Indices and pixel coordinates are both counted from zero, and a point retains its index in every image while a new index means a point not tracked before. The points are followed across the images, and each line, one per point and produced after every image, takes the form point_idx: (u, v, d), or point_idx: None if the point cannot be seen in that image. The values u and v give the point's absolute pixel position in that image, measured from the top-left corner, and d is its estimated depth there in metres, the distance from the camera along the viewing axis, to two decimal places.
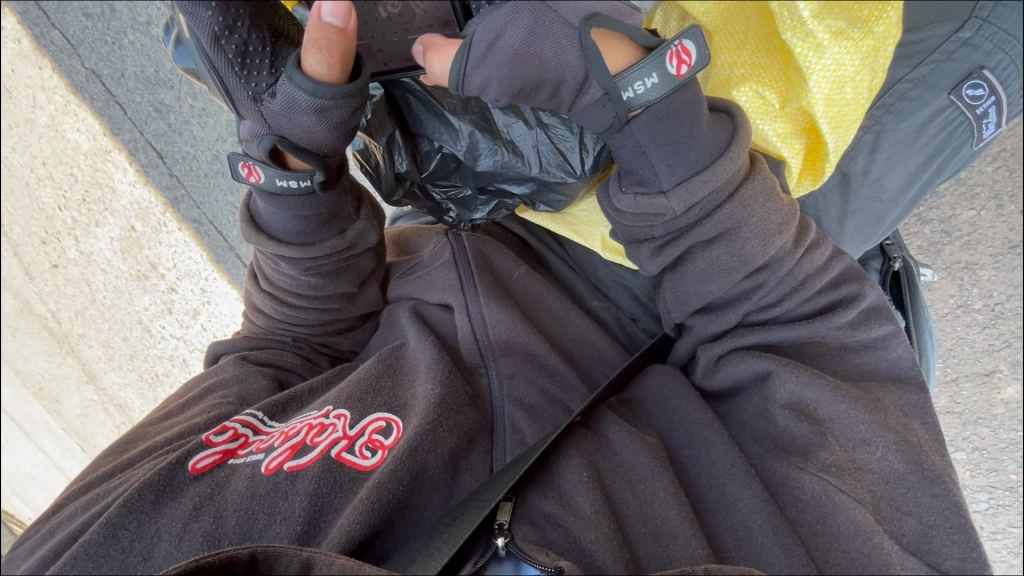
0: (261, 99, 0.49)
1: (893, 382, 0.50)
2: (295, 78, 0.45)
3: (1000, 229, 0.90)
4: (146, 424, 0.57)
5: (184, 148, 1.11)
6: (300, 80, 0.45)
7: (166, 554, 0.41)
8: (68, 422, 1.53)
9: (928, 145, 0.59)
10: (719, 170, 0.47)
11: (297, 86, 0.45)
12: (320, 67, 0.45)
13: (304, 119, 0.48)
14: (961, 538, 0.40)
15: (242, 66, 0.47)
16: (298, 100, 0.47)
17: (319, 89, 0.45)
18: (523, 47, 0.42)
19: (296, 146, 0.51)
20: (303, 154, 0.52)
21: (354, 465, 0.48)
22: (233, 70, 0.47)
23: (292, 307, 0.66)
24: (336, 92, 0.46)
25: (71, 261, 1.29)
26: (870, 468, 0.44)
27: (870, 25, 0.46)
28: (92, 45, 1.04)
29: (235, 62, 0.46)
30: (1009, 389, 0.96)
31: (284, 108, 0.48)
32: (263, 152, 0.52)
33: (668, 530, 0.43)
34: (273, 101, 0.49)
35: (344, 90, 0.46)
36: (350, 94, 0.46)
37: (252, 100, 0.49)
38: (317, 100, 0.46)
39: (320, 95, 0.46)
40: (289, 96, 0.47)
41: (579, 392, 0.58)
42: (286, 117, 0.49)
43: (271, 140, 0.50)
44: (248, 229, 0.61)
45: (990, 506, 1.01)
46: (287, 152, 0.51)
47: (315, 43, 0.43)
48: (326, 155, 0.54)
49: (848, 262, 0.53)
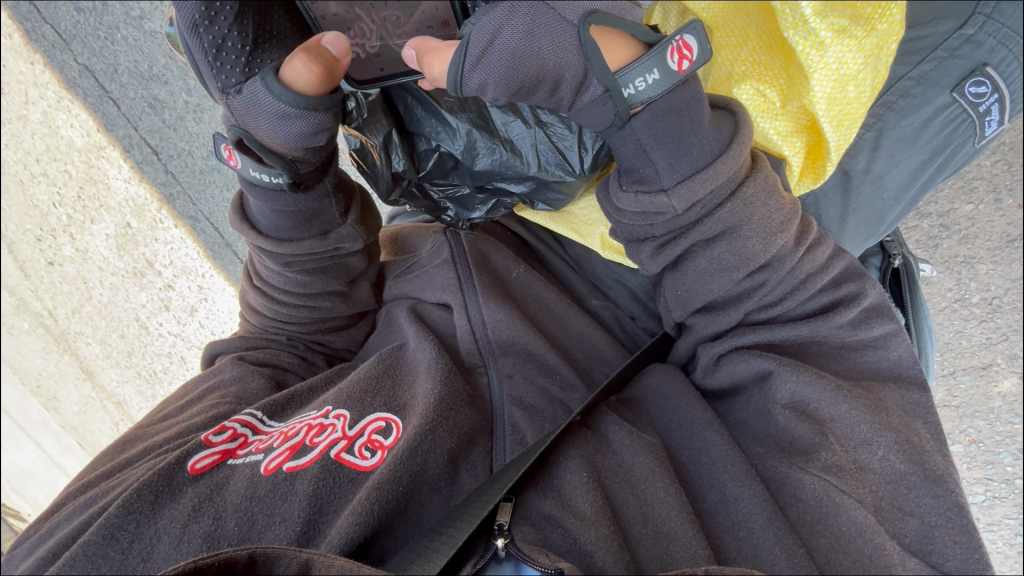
0: (227, 93, 0.48)
1: (893, 381, 0.50)
2: (268, 81, 0.46)
3: (998, 224, 0.90)
4: (144, 424, 0.57)
5: (180, 144, 1.10)
6: (272, 83, 0.46)
7: (166, 555, 0.41)
8: (66, 420, 1.52)
9: (929, 143, 0.59)
10: (721, 168, 0.46)
11: (266, 87, 0.46)
12: (298, 77, 0.46)
13: (267, 124, 0.48)
14: (962, 538, 0.40)
15: (216, 57, 0.46)
16: (263, 103, 0.47)
17: (284, 94, 0.46)
18: (522, 47, 0.42)
19: (260, 144, 0.51)
20: (268, 152, 0.51)
21: (354, 466, 0.48)
22: (205, 59, 0.46)
23: (282, 304, 0.66)
24: (299, 102, 0.46)
25: (67, 258, 1.27)
26: (871, 468, 0.44)
27: (874, 22, 0.45)
28: (84, 40, 1.03)
29: (209, 51, 0.46)
30: (1006, 381, 0.96)
31: (249, 106, 0.48)
32: (230, 141, 0.52)
33: (669, 530, 0.43)
34: (237, 98, 0.48)
35: (310, 103, 0.47)
36: (314, 109, 0.47)
37: (219, 91, 0.48)
38: (280, 104, 0.46)
39: (285, 100, 0.46)
40: (255, 95, 0.47)
41: (579, 392, 0.58)
42: (248, 115, 0.49)
43: (238, 133, 0.50)
44: (234, 217, 0.61)
45: (987, 498, 1.01)
46: (251, 147, 0.51)
47: (308, 53, 0.46)
48: (292, 159, 0.54)
49: (848, 260, 0.53)
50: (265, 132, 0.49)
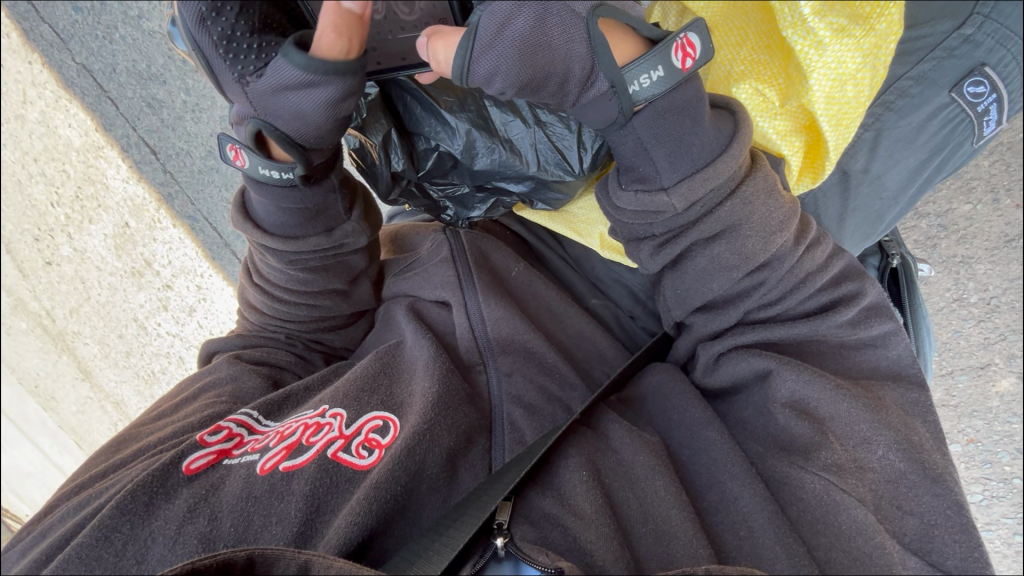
0: (247, 81, 0.48)
1: (893, 380, 0.50)
2: (291, 55, 0.45)
3: (996, 224, 0.90)
4: (139, 424, 0.56)
5: (178, 143, 1.10)
6: (294, 57, 0.45)
7: (160, 557, 0.41)
8: (64, 419, 1.52)
9: (928, 143, 0.59)
10: (721, 167, 0.46)
11: (290, 60, 0.45)
12: (324, 50, 0.45)
13: (293, 99, 0.48)
14: (962, 537, 0.40)
15: (228, 49, 0.46)
16: (287, 77, 0.46)
17: (312, 65, 0.45)
18: (533, 36, 0.41)
19: (282, 134, 0.50)
20: (288, 144, 0.51)
21: (352, 465, 0.48)
22: (218, 53, 0.46)
23: (282, 302, 0.66)
24: (329, 69, 0.45)
25: (65, 258, 1.26)
26: (871, 466, 0.44)
27: (872, 21, 0.45)
28: (82, 39, 1.03)
29: (220, 44, 0.46)
30: (1004, 381, 0.96)
31: (272, 88, 0.47)
32: (249, 136, 0.51)
33: (668, 529, 0.43)
34: (259, 83, 0.47)
35: (340, 70, 0.45)
36: (344, 75, 0.46)
37: (237, 82, 0.48)
38: (308, 75, 0.45)
39: (313, 71, 0.45)
40: (278, 72, 0.46)
41: (579, 390, 0.58)
42: (272, 96, 0.48)
43: (258, 125, 0.49)
44: (237, 215, 0.61)
45: (985, 497, 1.02)
46: (273, 139, 0.50)
47: (333, 24, 0.44)
48: (309, 148, 0.53)
49: (848, 260, 0.53)
50: (293, 109, 0.48)
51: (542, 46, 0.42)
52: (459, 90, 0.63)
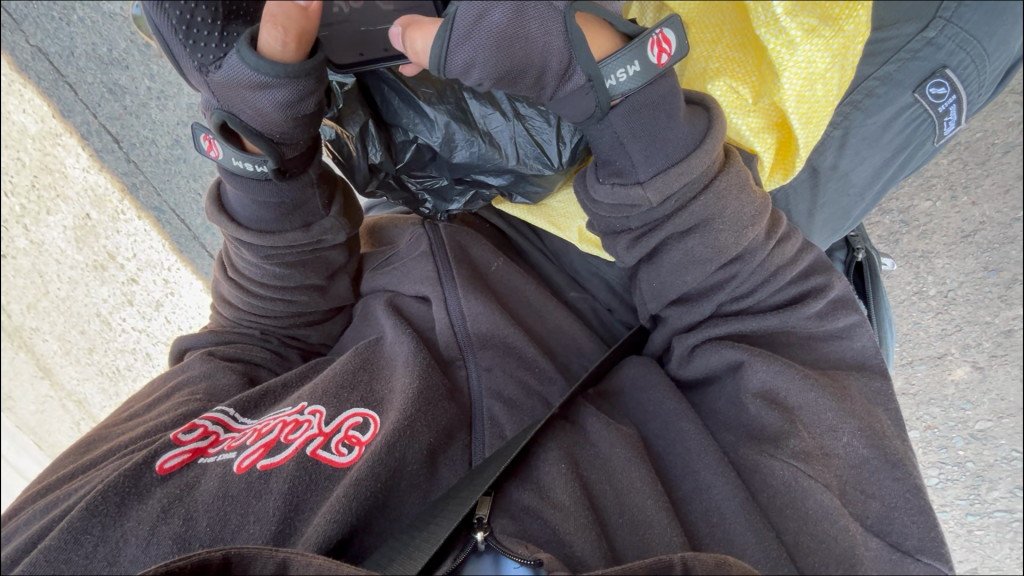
0: (206, 70, 0.47)
1: (857, 369, 0.52)
2: (243, 52, 0.45)
3: (954, 219, 0.94)
4: (110, 424, 0.55)
5: (143, 132, 1.06)
6: (246, 55, 0.44)
7: (133, 558, 0.40)
8: (23, 419, 1.46)
9: (892, 141, 0.61)
10: (694, 162, 0.47)
11: (243, 60, 0.45)
12: (273, 46, 0.45)
13: (251, 96, 0.47)
14: (920, 518, 0.43)
15: (187, 35, 0.45)
16: (242, 75, 0.46)
17: (262, 66, 0.44)
18: (512, 29, 0.41)
19: (248, 126, 0.49)
20: (257, 136, 0.50)
21: (331, 462, 0.47)
22: (177, 37, 0.45)
23: (257, 297, 0.64)
24: (279, 71, 0.45)
25: (21, 250, 1.23)
26: (836, 453, 0.46)
27: (841, 22, 0.47)
28: (37, 21, 0.99)
29: (179, 29, 0.44)
30: (959, 369, 1.01)
31: (232, 83, 0.46)
32: (215, 127, 0.50)
33: (644, 518, 0.44)
34: (218, 74, 0.46)
35: (290, 71, 0.45)
36: (294, 77, 0.46)
37: (197, 70, 0.47)
38: (259, 76, 0.45)
39: (263, 72, 0.45)
40: (233, 70, 0.46)
41: (557, 383, 0.59)
42: (230, 89, 0.47)
43: (222, 116, 0.49)
44: (211, 209, 0.60)
45: (940, 480, 1.07)
46: (238, 131, 0.50)
47: (274, 18, 0.43)
48: (279, 141, 0.52)
49: (816, 254, 0.54)
50: (255, 106, 0.48)
51: (516, 40, 0.42)
52: (438, 82, 0.62)
